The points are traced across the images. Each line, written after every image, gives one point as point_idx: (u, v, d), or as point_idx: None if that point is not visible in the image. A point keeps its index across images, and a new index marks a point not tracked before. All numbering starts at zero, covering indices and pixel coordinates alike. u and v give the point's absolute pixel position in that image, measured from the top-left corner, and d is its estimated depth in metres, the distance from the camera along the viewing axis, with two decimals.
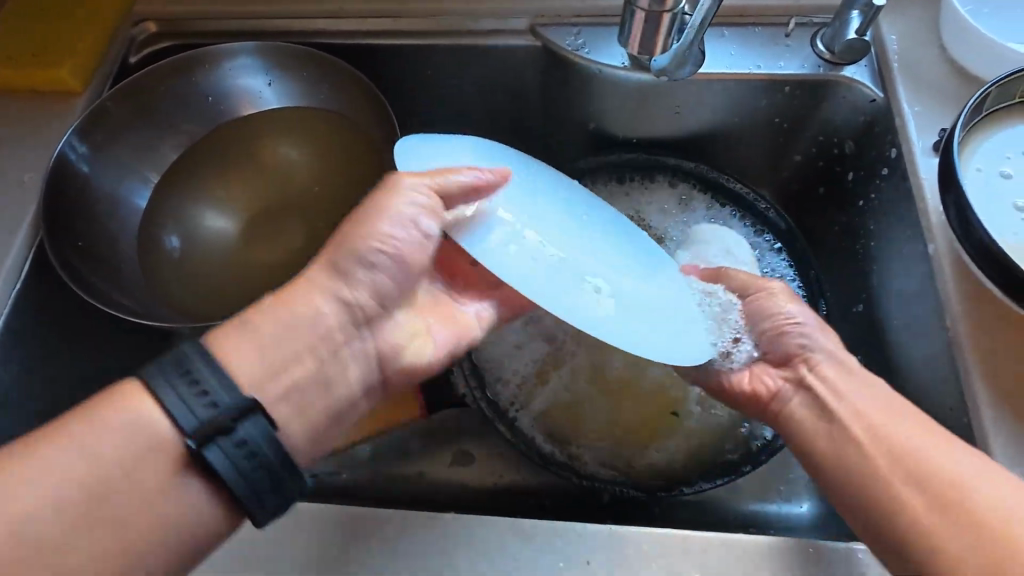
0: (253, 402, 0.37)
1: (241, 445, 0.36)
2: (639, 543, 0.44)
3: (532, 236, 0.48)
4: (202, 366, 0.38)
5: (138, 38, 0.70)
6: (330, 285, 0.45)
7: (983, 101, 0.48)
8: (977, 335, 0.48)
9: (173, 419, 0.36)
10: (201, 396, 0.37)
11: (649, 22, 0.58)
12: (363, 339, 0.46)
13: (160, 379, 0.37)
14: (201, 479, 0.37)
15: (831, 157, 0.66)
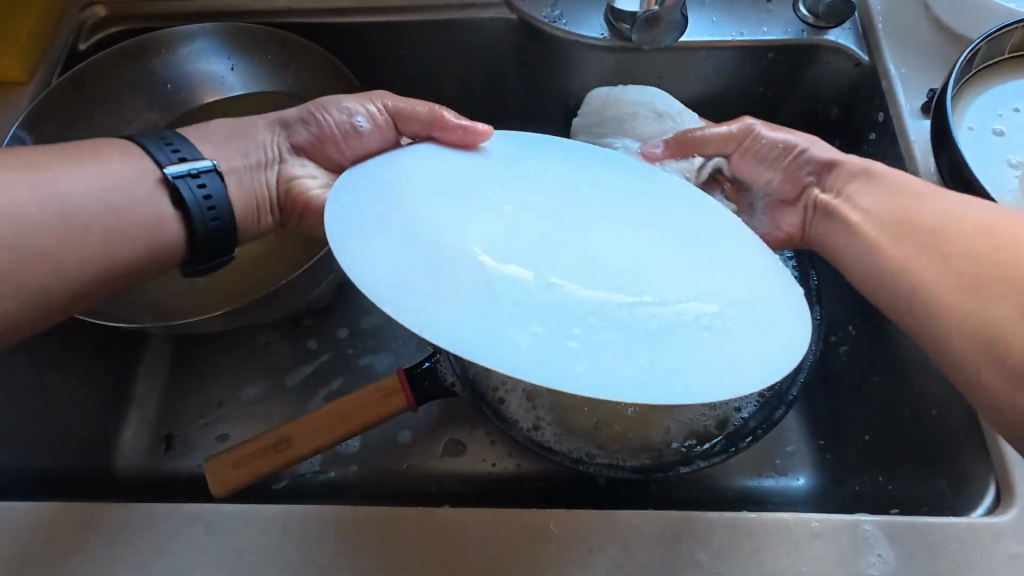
0: (213, 165, 0.45)
1: (208, 199, 0.45)
2: (642, 528, 0.42)
3: (508, 263, 0.37)
4: (179, 140, 0.47)
5: (87, 23, 0.65)
6: (282, 120, 0.52)
7: (973, 58, 0.47)
8: None
9: (151, 158, 0.45)
10: (176, 153, 0.46)
11: None
12: (274, 163, 0.51)
13: (148, 141, 0.45)
14: (171, 204, 0.44)
15: (816, 125, 0.65)
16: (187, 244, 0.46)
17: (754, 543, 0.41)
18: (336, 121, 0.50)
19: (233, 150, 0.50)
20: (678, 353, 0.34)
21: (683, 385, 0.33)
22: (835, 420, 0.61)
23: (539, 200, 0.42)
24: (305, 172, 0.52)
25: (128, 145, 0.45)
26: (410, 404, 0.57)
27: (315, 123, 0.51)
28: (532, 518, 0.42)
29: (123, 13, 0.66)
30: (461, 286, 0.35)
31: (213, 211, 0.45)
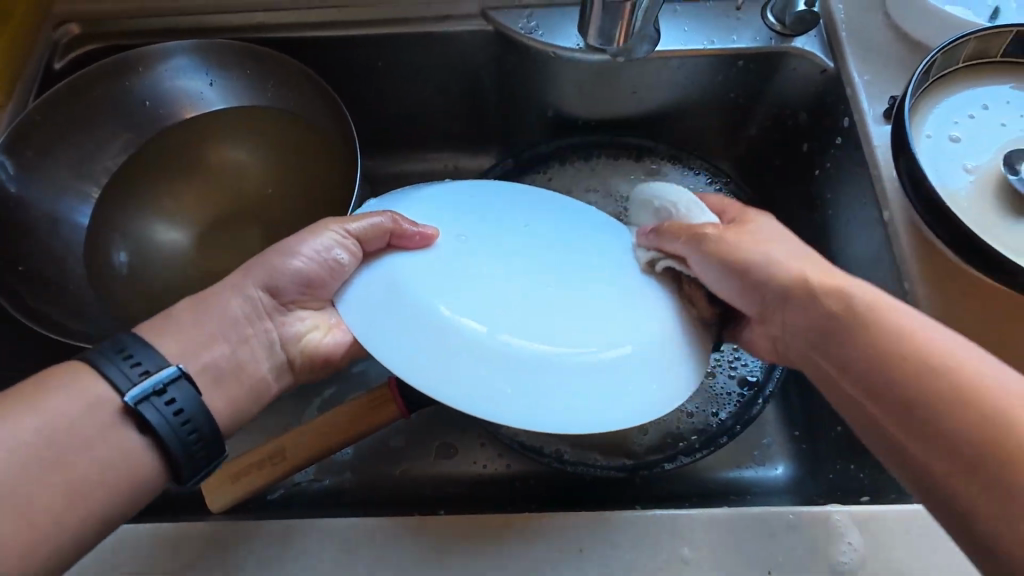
0: (178, 370, 0.39)
1: (179, 414, 0.39)
2: (627, 525, 0.44)
3: (476, 324, 0.43)
4: (134, 345, 0.40)
5: (61, 41, 0.65)
6: (243, 283, 0.48)
7: (929, 69, 0.50)
8: (938, 297, 0.49)
9: (110, 384, 0.39)
10: (137, 368, 0.39)
11: (606, 12, 0.58)
12: (265, 327, 0.49)
13: (101, 356, 0.39)
14: (137, 433, 0.39)
15: (787, 129, 0.67)
16: (162, 471, 0.39)
17: (734, 535, 0.44)
18: (307, 265, 0.48)
19: (215, 339, 0.45)
20: (611, 381, 0.42)
21: (624, 407, 0.41)
22: (809, 413, 0.65)
23: (507, 254, 0.48)
24: (305, 326, 0.51)
25: (79, 366, 0.39)
26: (401, 412, 0.58)
27: (280, 272, 0.48)
28: (522, 522, 0.44)
29: (99, 30, 0.65)
30: (439, 344, 0.42)
31: (185, 423, 0.39)
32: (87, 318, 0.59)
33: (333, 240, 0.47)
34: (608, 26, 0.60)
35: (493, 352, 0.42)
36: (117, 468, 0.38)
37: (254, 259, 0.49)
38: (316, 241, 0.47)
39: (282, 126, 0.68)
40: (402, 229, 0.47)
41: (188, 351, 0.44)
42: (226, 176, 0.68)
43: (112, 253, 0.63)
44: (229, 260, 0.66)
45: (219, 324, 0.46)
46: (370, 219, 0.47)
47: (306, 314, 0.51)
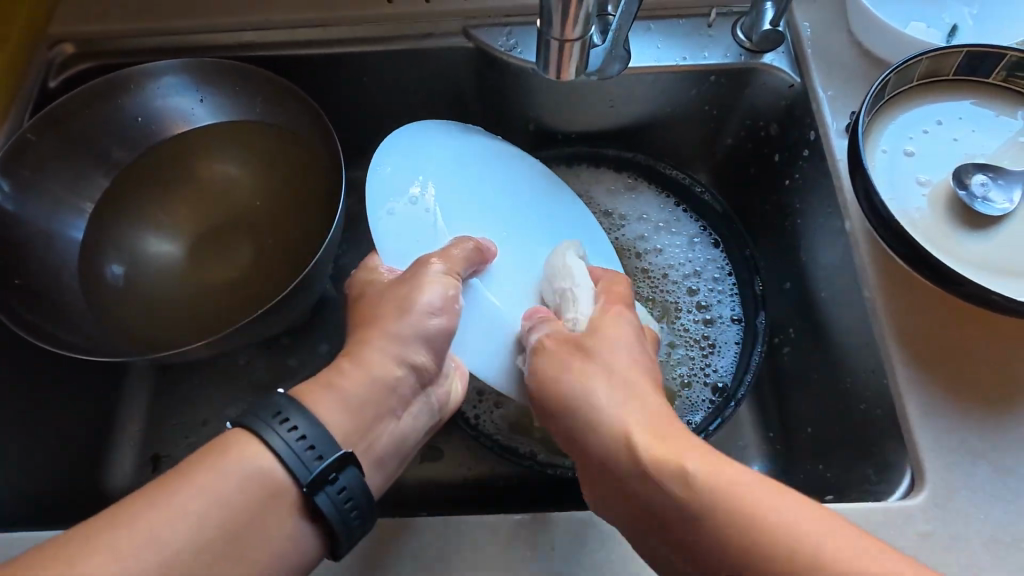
0: (348, 454, 0.38)
1: (344, 497, 0.38)
2: (597, 525, 0.46)
3: (499, 304, 0.53)
4: (295, 412, 0.38)
5: (56, 60, 0.67)
6: (397, 349, 0.45)
7: (884, 88, 0.52)
8: (892, 303, 0.52)
9: (284, 465, 0.37)
10: (301, 440, 0.37)
11: (560, 51, 0.55)
12: (425, 396, 0.48)
13: (264, 426, 0.37)
14: (306, 518, 0.37)
15: (759, 140, 0.70)
16: (323, 549, 0.39)
17: None
18: (442, 321, 0.47)
19: (378, 415, 0.43)
20: None
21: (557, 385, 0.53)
22: (783, 416, 0.67)
23: (512, 250, 0.58)
24: (449, 381, 0.50)
25: (246, 444, 0.37)
26: None
27: (428, 335, 0.46)
28: (499, 523, 0.47)
29: (92, 50, 0.68)
30: (474, 318, 0.52)
31: (353, 508, 0.38)
32: (82, 331, 0.60)
33: (453, 287, 0.48)
34: (562, 63, 0.56)
35: (508, 327, 0.52)
36: (285, 551, 0.37)
37: (389, 319, 0.46)
38: (435, 295, 0.46)
39: (270, 140, 0.70)
40: (484, 253, 0.53)
41: (353, 429, 0.42)
42: (216, 190, 0.70)
43: (106, 266, 0.65)
44: (220, 270, 0.68)
45: (380, 395, 0.44)
46: (463, 249, 0.51)
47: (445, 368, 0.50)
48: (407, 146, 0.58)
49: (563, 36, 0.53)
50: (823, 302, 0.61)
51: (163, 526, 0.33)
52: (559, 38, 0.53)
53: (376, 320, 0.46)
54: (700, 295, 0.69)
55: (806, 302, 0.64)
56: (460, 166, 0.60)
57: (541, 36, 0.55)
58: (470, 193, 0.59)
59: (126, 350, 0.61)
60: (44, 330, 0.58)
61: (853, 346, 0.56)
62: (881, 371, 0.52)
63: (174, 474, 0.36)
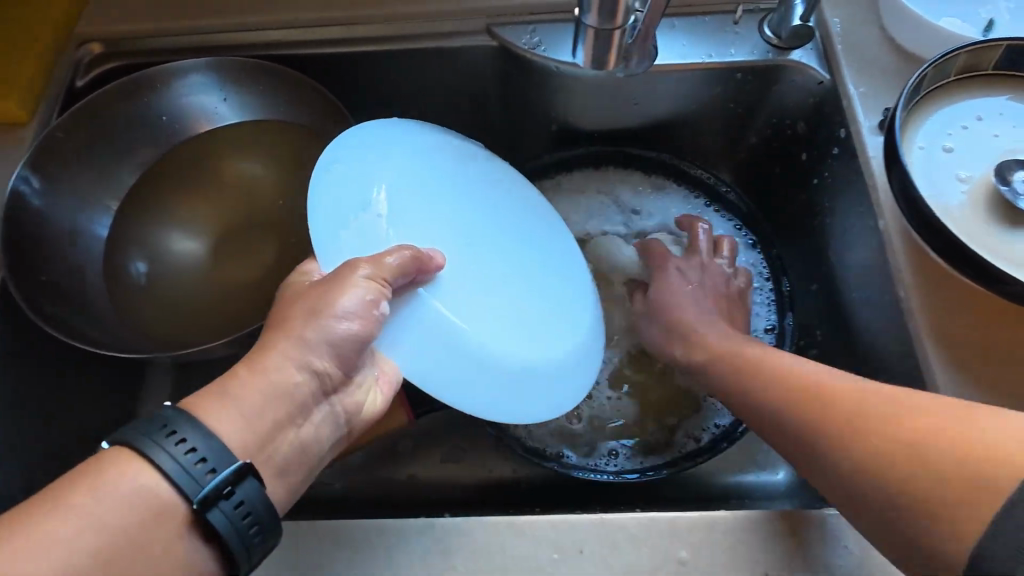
0: (244, 467, 0.38)
1: (242, 511, 0.38)
2: (626, 528, 0.45)
3: (447, 313, 0.49)
4: (183, 424, 0.38)
5: (83, 60, 0.67)
6: (302, 356, 0.44)
7: (921, 82, 0.51)
8: (930, 304, 0.51)
9: (172, 483, 0.37)
10: (190, 455, 0.37)
11: (600, 39, 0.58)
12: (327, 405, 0.47)
13: (150, 444, 0.37)
14: (200, 536, 0.38)
15: (785, 138, 0.69)
16: (225, 568, 0.39)
17: (732, 537, 0.45)
18: (353, 327, 0.45)
19: (278, 422, 0.43)
20: (495, 381, 0.49)
21: (504, 403, 0.49)
22: None
23: (469, 259, 0.54)
24: (363, 392, 0.50)
25: (133, 459, 0.37)
26: (409, 418, 0.64)
27: (334, 343, 0.45)
28: (527, 524, 0.46)
29: (118, 49, 0.68)
30: (417, 327, 0.48)
31: (253, 523, 0.38)
32: (106, 328, 0.61)
33: (374, 293, 0.44)
34: (601, 53, 0.60)
35: (455, 339, 0.48)
36: (187, 565, 0.37)
37: (300, 322, 0.44)
38: (349, 302, 0.44)
39: (293, 138, 0.70)
40: (424, 262, 0.48)
41: (250, 440, 0.41)
42: (240, 188, 0.70)
43: (130, 264, 0.65)
44: (243, 268, 0.69)
45: (279, 404, 0.43)
46: (398, 256, 0.46)
47: (360, 378, 0.49)
48: (375, 138, 0.54)
49: (606, 24, 0.56)
50: (853, 303, 0.60)
51: (66, 519, 0.35)
52: (601, 26, 0.56)
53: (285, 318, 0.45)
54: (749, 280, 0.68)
55: (834, 302, 0.63)
56: (431, 165, 0.57)
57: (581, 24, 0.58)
58: (436, 192, 0.56)
59: (150, 347, 0.61)
60: (69, 327, 0.58)
61: (885, 348, 0.55)
62: (918, 374, 0.50)
63: (76, 472, 0.37)
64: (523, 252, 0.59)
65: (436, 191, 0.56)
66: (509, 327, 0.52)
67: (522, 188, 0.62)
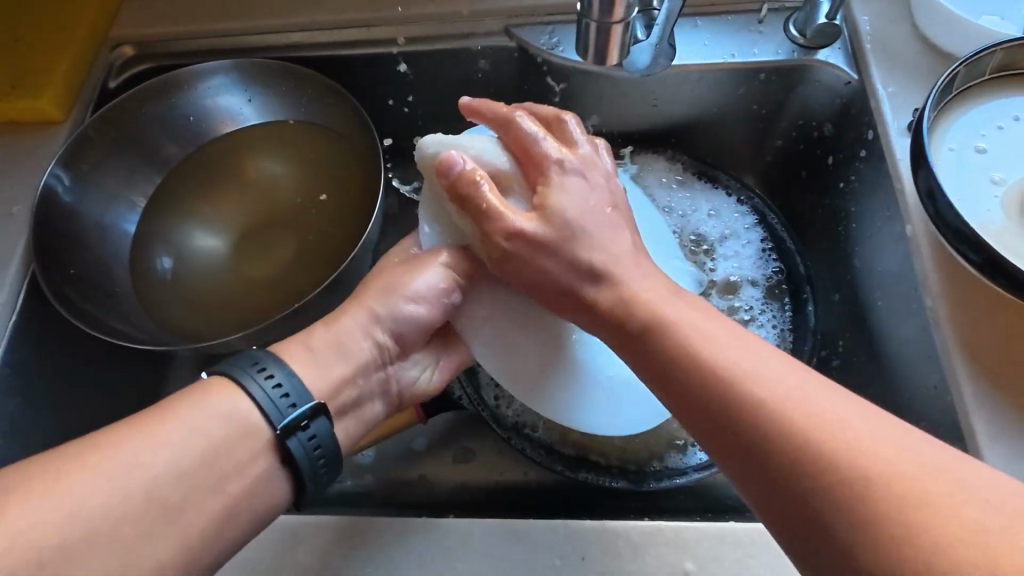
0: (319, 406, 0.41)
1: (316, 448, 0.41)
2: (629, 536, 0.44)
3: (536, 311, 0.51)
4: (268, 360, 0.42)
5: (117, 62, 0.70)
6: (367, 325, 0.48)
7: (952, 81, 0.49)
8: (958, 313, 0.48)
9: (262, 411, 0.40)
10: (277, 389, 0.41)
11: (601, 33, 0.59)
12: (382, 377, 0.50)
13: (241, 374, 0.41)
14: (278, 463, 0.41)
15: (811, 141, 0.67)
16: (291, 497, 0.42)
17: (739, 552, 0.43)
18: (419, 310, 0.49)
19: (343, 379, 0.46)
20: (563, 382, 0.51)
21: (568, 405, 0.50)
22: None
23: None
24: (418, 369, 0.53)
25: (223, 383, 0.41)
26: (419, 417, 0.63)
27: (399, 318, 0.49)
28: (528, 528, 0.45)
29: (150, 52, 0.71)
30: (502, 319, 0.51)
31: (322, 457, 0.41)
32: (132, 320, 0.63)
33: (449, 283, 0.50)
34: (602, 47, 0.60)
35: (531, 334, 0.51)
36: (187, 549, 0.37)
37: (373, 295, 0.49)
38: (424, 281, 0.49)
39: (314, 140, 0.71)
40: None
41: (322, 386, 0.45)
42: (261, 187, 0.71)
43: (155, 258, 0.67)
44: (265, 267, 0.69)
45: (348, 363, 0.46)
46: (479, 254, 0.51)
47: (419, 357, 0.53)
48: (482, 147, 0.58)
49: (605, 19, 0.57)
50: (878, 311, 0.57)
51: None
52: (601, 21, 0.57)
53: (370, 285, 0.50)
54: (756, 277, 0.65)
55: (857, 311, 0.61)
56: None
57: (582, 20, 0.59)
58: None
59: (172, 340, 0.62)
60: (94, 319, 0.60)
61: (908, 360, 0.53)
62: (944, 386, 0.48)
63: (77, 442, 0.37)
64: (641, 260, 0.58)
65: None
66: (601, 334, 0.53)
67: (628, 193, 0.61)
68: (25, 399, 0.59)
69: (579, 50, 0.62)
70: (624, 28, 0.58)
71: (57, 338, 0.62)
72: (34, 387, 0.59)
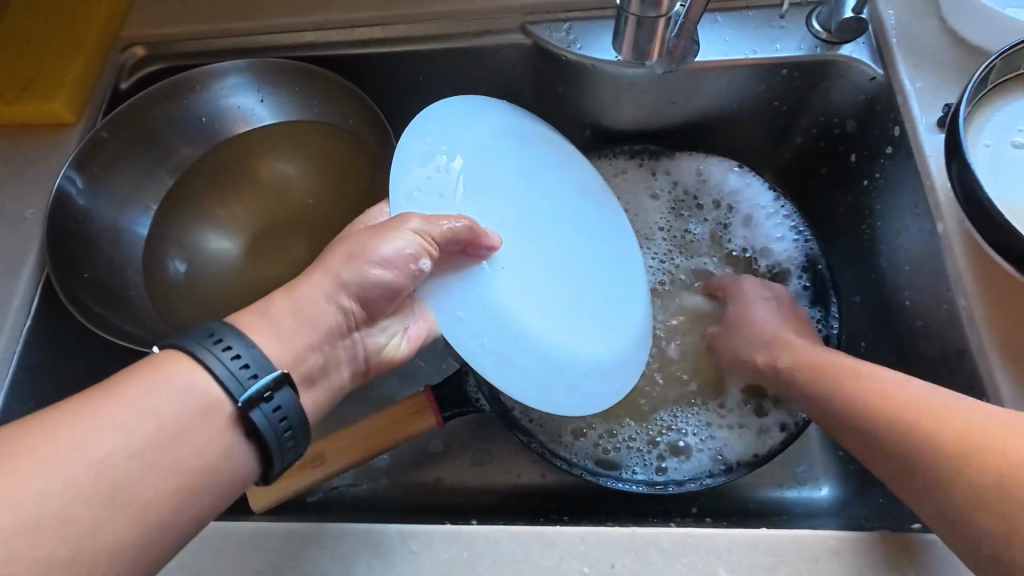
0: (283, 374, 0.40)
1: (283, 420, 0.39)
2: (660, 543, 0.43)
3: (508, 294, 0.49)
4: (226, 330, 0.40)
5: (128, 63, 0.69)
6: (331, 290, 0.47)
7: (988, 75, 0.48)
8: (992, 314, 0.47)
9: (220, 382, 0.38)
10: (237, 361, 0.39)
11: (642, 27, 0.55)
12: (353, 341, 0.50)
13: (200, 348, 0.39)
14: (241, 436, 0.39)
15: (832, 137, 0.65)
16: (260, 470, 0.41)
17: (773, 558, 0.43)
18: (386, 274, 0.47)
19: (308, 346, 0.45)
20: (541, 369, 0.48)
21: (548, 393, 0.48)
22: None
23: (546, 253, 0.54)
24: (386, 336, 0.53)
25: (179, 359, 0.38)
26: (437, 420, 0.62)
27: (365, 284, 0.47)
28: (556, 535, 0.44)
29: (161, 53, 0.70)
30: (479, 299, 0.47)
31: (288, 429, 0.40)
32: (146, 324, 0.62)
33: (417, 248, 0.44)
34: (640, 42, 0.57)
35: (505, 317, 0.47)
36: None
37: (340, 258, 0.47)
38: (391, 246, 0.45)
39: (326, 140, 0.70)
40: (479, 235, 0.47)
41: None
42: (275, 189, 0.71)
43: (168, 261, 0.66)
44: (279, 267, 0.69)
45: (313, 331, 0.45)
46: (453, 223, 0.45)
47: (387, 323, 0.54)
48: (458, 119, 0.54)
49: (649, 11, 0.54)
50: (904, 310, 0.56)
51: None
52: (643, 13, 0.54)
53: (332, 251, 0.48)
54: (775, 261, 0.66)
55: (881, 309, 0.60)
56: (507, 152, 0.56)
57: (622, 13, 0.56)
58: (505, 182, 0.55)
59: None
60: (109, 323, 0.60)
61: (937, 360, 0.52)
62: (978, 387, 0.47)
63: None
64: (593, 248, 0.58)
65: (520, 178, 0.56)
66: (564, 323, 0.52)
67: (579, 184, 0.61)
68: (39, 406, 0.58)
69: (615, 46, 0.59)
70: (667, 21, 0.55)
71: (72, 343, 0.61)
72: (49, 393, 0.59)
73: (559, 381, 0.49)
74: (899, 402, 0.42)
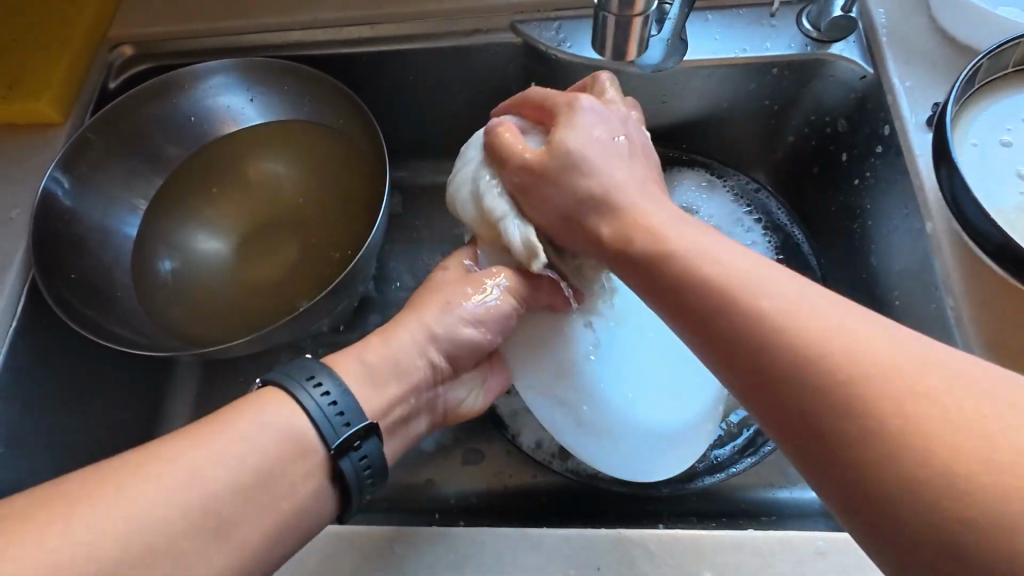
0: (373, 425, 0.41)
1: (366, 465, 0.41)
2: (644, 545, 0.43)
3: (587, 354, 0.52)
4: (324, 373, 0.42)
5: (116, 62, 0.69)
6: (421, 347, 0.48)
7: (975, 74, 0.48)
8: (980, 314, 0.47)
9: (317, 429, 0.40)
10: (332, 406, 0.40)
11: (620, 26, 0.55)
12: (435, 394, 0.50)
13: (298, 388, 0.40)
14: (329, 480, 0.40)
15: (824, 137, 0.65)
16: (336, 511, 0.41)
17: (757, 559, 0.42)
18: (475, 332, 0.49)
19: (397, 397, 0.46)
20: (600, 426, 0.51)
21: (607, 450, 0.51)
22: None
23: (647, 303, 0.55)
24: (465, 391, 0.53)
25: (277, 394, 0.40)
26: None
27: (455, 342, 0.49)
28: (541, 537, 0.44)
29: (150, 52, 0.69)
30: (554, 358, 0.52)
31: (370, 475, 0.41)
32: (132, 325, 0.62)
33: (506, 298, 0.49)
34: (621, 42, 0.57)
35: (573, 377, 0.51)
36: None
37: (434, 310, 0.49)
38: (483, 299, 0.49)
39: (317, 141, 0.70)
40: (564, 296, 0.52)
41: None
42: (264, 189, 0.70)
43: (158, 261, 0.66)
44: (268, 268, 0.68)
45: (403, 384, 0.46)
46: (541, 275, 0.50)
47: (466, 379, 0.53)
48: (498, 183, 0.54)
49: (624, 11, 0.53)
50: (896, 311, 0.56)
51: None
52: (620, 12, 0.53)
53: (421, 301, 0.50)
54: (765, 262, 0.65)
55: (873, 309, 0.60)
56: None
57: (599, 11, 0.55)
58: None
59: (174, 345, 0.61)
60: (96, 325, 0.59)
61: None
62: None
63: None
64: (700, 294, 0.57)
65: None
66: (646, 382, 0.52)
67: None
68: (24, 408, 0.57)
69: (595, 45, 0.59)
70: (645, 20, 0.55)
71: (60, 344, 0.61)
72: (34, 394, 0.58)
73: (618, 440, 0.51)
74: (859, 360, 0.29)
